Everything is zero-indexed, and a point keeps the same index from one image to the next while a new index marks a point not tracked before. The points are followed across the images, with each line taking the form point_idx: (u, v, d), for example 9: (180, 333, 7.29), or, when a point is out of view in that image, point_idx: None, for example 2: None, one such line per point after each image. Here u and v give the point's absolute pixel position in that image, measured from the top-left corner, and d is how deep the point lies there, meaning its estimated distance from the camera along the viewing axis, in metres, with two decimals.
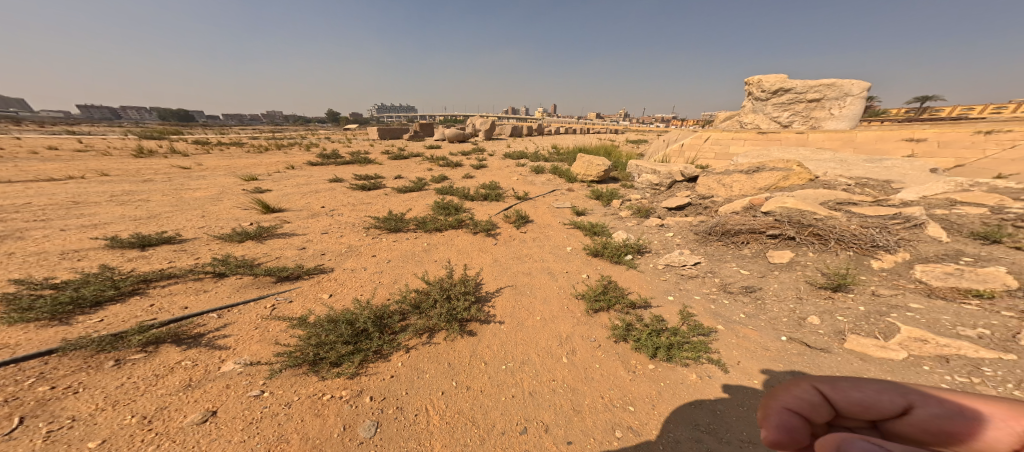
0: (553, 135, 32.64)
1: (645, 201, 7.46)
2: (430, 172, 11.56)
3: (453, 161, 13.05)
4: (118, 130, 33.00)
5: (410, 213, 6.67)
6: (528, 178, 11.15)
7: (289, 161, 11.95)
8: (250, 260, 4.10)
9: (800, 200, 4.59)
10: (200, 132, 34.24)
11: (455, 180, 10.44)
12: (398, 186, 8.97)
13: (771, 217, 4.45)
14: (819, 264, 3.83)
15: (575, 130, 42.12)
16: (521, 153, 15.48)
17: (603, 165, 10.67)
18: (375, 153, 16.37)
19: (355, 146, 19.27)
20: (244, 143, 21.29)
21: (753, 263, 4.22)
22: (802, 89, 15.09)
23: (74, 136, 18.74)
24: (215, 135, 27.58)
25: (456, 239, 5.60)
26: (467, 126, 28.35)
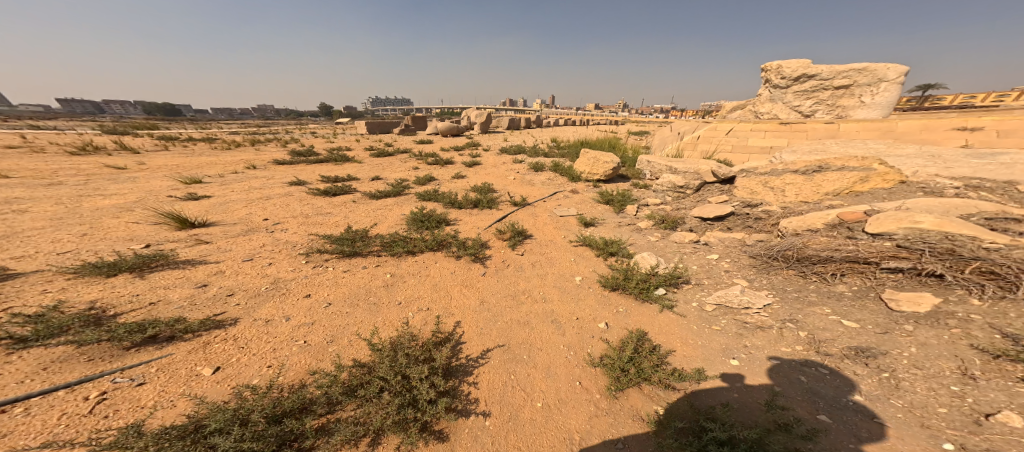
0: (552, 128, 31.21)
1: (668, 208, 6.15)
2: (415, 171, 10.22)
3: (441, 158, 11.66)
4: (93, 125, 31.29)
5: (377, 228, 5.37)
6: (525, 177, 9.82)
7: (253, 159, 10.52)
8: (92, 311, 2.76)
9: (928, 213, 3.29)
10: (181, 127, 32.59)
11: (442, 181, 9.12)
12: (372, 190, 7.63)
13: (891, 242, 3.20)
14: (995, 319, 2.50)
15: (575, 122, 40.66)
16: (518, 148, 14.05)
17: (611, 162, 9.34)
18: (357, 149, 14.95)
19: (338, 141, 17.80)
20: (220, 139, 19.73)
21: (861, 310, 2.93)
22: (828, 75, 13.91)
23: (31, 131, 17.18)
24: (193, 131, 25.86)
25: (432, 271, 4.33)
26: (462, 119, 26.85)
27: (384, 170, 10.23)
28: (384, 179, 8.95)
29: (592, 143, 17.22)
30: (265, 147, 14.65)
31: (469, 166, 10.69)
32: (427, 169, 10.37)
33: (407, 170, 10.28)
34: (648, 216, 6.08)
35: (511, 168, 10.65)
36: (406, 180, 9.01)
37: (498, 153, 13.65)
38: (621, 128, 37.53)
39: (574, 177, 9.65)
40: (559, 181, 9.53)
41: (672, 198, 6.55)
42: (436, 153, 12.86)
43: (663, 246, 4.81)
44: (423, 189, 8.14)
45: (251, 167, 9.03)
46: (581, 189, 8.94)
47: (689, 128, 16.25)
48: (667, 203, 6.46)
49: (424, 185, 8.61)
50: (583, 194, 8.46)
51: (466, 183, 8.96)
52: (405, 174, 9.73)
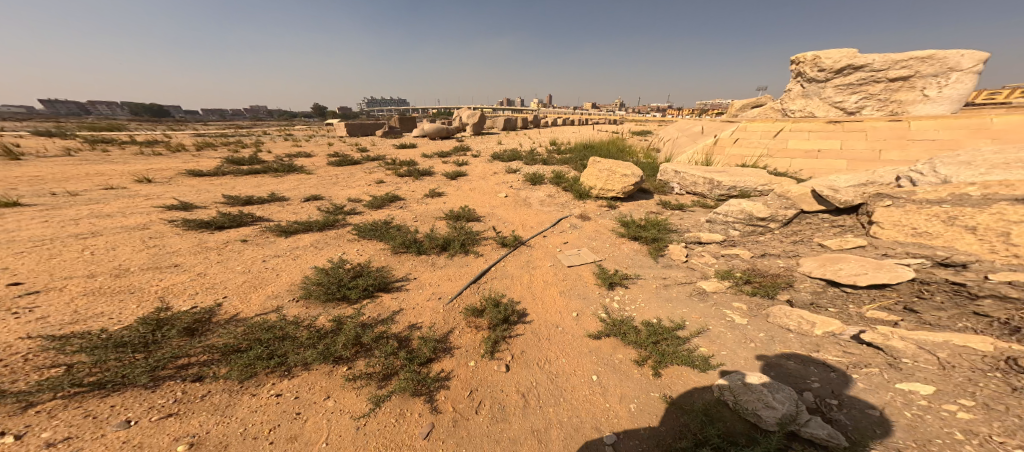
0: (551, 128, 28.90)
1: (748, 262, 3.97)
2: (371, 184, 7.75)
3: (415, 164, 9.24)
4: (56, 125, 28.99)
5: (224, 306, 3.05)
6: (520, 192, 7.48)
7: (161, 169, 8.09)
8: None
9: None
10: (154, 127, 30.45)
11: (404, 200, 6.75)
12: (295, 218, 5.27)
13: None
14: None
15: (574, 122, 38.48)
16: (512, 152, 11.65)
17: (631, 175, 6.93)
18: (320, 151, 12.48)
19: (303, 141, 15.34)
20: (172, 140, 17.39)
21: None
22: (880, 65, 10.97)
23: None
24: (152, 133, 23.18)
25: (306, 415, 2.34)
26: (453, 120, 24.54)
27: (334, 183, 7.83)
28: (326, 198, 6.57)
29: (597, 146, 14.78)
30: (207, 152, 12.17)
31: (446, 176, 8.27)
32: (390, 181, 7.97)
33: (364, 183, 7.88)
34: (709, 272, 4.08)
35: (501, 180, 8.28)
36: (356, 199, 6.63)
37: (488, 159, 11.27)
38: (624, 129, 35.17)
39: (580, 194, 7.26)
40: (563, 199, 7.20)
41: (747, 237, 4.37)
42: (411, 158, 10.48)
43: (750, 362, 2.84)
44: (376, 215, 5.80)
45: (142, 181, 6.65)
46: (594, 212, 6.59)
47: (712, 125, 13.78)
48: (744, 247, 4.26)
49: (380, 207, 6.24)
50: (599, 221, 6.13)
51: (438, 203, 6.61)
52: (359, 189, 7.35)
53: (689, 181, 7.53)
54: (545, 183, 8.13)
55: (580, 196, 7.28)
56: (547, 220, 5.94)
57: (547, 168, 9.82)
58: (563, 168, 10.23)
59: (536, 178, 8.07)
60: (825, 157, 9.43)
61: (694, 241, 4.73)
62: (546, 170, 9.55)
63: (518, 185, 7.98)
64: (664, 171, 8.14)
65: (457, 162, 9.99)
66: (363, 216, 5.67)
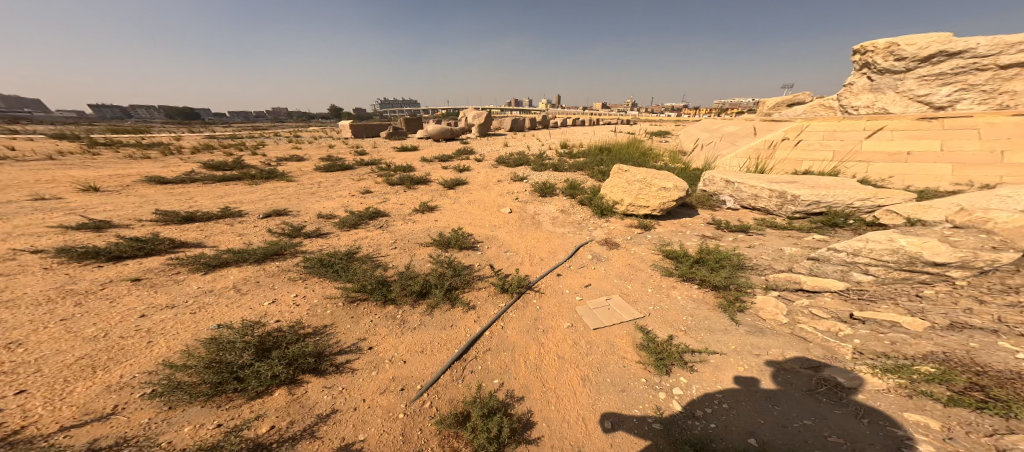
0: (563, 129, 27.28)
1: (941, 348, 2.48)
2: (353, 193, 6.55)
3: (410, 169, 7.98)
4: (79, 127, 29.66)
5: (4, 413, 1.86)
6: (530, 205, 6.10)
7: (122, 174, 7.12)
8: None
9: None
10: (169, 128, 30.75)
11: (387, 216, 5.52)
12: (238, 241, 4.06)
13: None
14: None
15: (589, 123, 36.66)
16: (518, 157, 10.24)
17: (671, 188, 5.35)
18: (312, 151, 11.40)
19: (299, 143, 14.37)
20: (170, 141, 16.78)
21: None
22: (991, 47, 6.89)
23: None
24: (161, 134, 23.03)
25: None
26: (461, 122, 23.34)
27: (313, 191, 6.66)
28: (293, 211, 5.40)
29: (616, 149, 13.09)
30: (194, 154, 11.34)
31: (439, 184, 6.99)
32: (377, 189, 6.74)
33: (346, 191, 6.68)
34: (868, 362, 2.53)
35: (507, 189, 6.93)
36: (331, 213, 5.40)
37: (491, 164, 9.92)
38: (644, 129, 33.01)
39: (601, 211, 5.77)
40: (583, 216, 5.78)
41: (911, 291, 3.04)
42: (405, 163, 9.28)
43: None
44: (344, 237, 4.57)
45: (86, 189, 5.67)
46: (625, 236, 5.15)
47: (756, 122, 11.70)
48: (908, 307, 2.90)
49: (355, 226, 5.01)
50: (635, 251, 4.72)
51: (426, 222, 5.36)
52: (338, 199, 6.16)
53: (747, 193, 5.72)
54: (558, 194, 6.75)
55: (608, 213, 5.76)
56: (560, 249, 4.64)
57: (563, 176, 8.39)
58: (579, 175, 8.77)
59: (547, 187, 6.65)
60: (917, 162, 6.95)
61: (803, 291, 3.40)
62: (559, 177, 8.14)
63: (527, 195, 6.61)
64: (707, 179, 6.43)
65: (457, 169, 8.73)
66: (328, 239, 4.43)
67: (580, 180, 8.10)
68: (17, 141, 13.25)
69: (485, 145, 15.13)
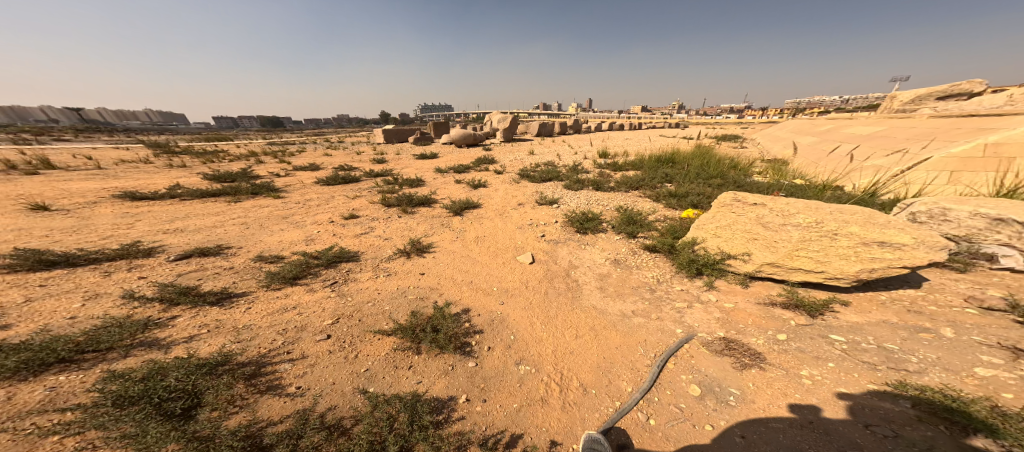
0: (602, 135, 24.80)
1: None
2: (331, 219, 5.02)
3: (415, 187, 6.48)
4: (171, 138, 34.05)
5: None
6: (567, 258, 4.15)
7: (103, 188, 6.28)
8: None
9: None
10: (236, 137, 33.91)
11: (351, 262, 3.75)
12: (65, 311, 2.38)
13: None
14: None
15: (634, 127, 33.51)
16: (547, 174, 8.28)
17: (892, 245, 2.70)
18: (325, 162, 10.50)
19: (321, 153, 13.89)
20: (208, 150, 17.37)
21: None
22: None
23: (45, 145, 16.66)
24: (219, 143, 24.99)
25: None
26: (490, 125, 22.14)
27: (288, 213, 5.23)
28: (234, 246, 3.84)
29: (681, 158, 10.28)
30: (214, 162, 10.93)
31: (444, 215, 5.32)
32: (365, 217, 5.17)
33: (323, 215, 5.16)
34: None
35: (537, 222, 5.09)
36: (284, 253, 3.80)
37: (515, 182, 7.98)
38: (698, 133, 29.06)
39: (694, 267, 3.58)
40: (666, 282, 3.65)
41: None
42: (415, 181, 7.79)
43: None
44: (257, 308, 2.82)
45: (29, 208, 4.65)
46: (763, 329, 2.76)
47: (927, 120, 7.64)
48: None
49: (295, 280, 3.30)
50: (822, 377, 2.27)
51: (405, 277, 3.64)
52: (308, 229, 4.62)
53: None
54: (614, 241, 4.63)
55: (711, 272, 3.50)
56: (625, 373, 2.60)
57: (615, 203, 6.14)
58: (635, 198, 6.38)
59: (589, 225, 4.93)
60: None
61: None
62: (607, 207, 5.95)
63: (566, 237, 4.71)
64: (915, 213, 3.67)
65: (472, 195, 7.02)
66: (221, 311, 2.67)
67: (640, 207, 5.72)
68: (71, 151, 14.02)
69: (512, 152, 13.27)
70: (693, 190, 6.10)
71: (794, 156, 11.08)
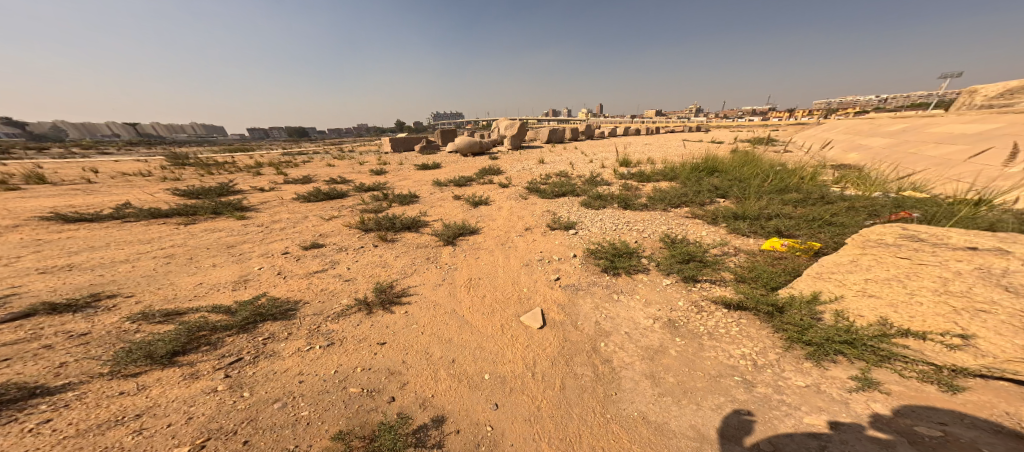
0: (614, 140, 23.49)
1: None
2: (289, 255, 4.14)
3: (408, 218, 5.68)
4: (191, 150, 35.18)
5: None
6: (591, 319, 3.34)
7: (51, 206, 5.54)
8: None
9: None
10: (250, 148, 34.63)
11: (266, 325, 2.96)
12: None
13: None
14: None
15: (650, 132, 31.89)
16: (562, 189, 7.18)
17: None
18: (317, 179, 9.81)
19: (319, 168, 13.33)
20: (208, 161, 17.16)
21: None
22: None
23: (54, 160, 16.86)
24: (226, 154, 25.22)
25: None
26: (497, 132, 21.31)
27: (241, 242, 4.35)
28: (122, 295, 2.97)
29: (722, 164, 8.68)
30: (204, 176, 10.37)
31: (431, 258, 4.54)
32: (326, 256, 4.25)
33: (280, 249, 4.25)
34: None
35: (549, 261, 4.34)
36: (198, 308, 2.94)
37: (522, 200, 6.82)
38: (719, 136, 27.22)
39: (831, 346, 2.33)
40: (772, 372, 2.35)
41: None
42: (407, 201, 6.81)
43: None
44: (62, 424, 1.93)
45: None
46: None
47: None
48: None
49: (170, 359, 2.45)
50: None
51: (353, 353, 2.89)
52: (248, 264, 3.78)
53: None
54: (664, 291, 3.46)
55: (860, 356, 2.24)
56: None
57: (652, 228, 4.82)
58: (677, 219, 5.00)
59: (621, 262, 3.96)
60: None
61: None
62: (642, 235, 4.65)
63: (589, 282, 3.87)
64: None
65: (471, 218, 5.94)
66: None
67: (686, 234, 4.35)
68: (78, 165, 14.06)
69: (520, 161, 12.11)
70: (762, 207, 4.59)
71: (866, 159, 9.23)
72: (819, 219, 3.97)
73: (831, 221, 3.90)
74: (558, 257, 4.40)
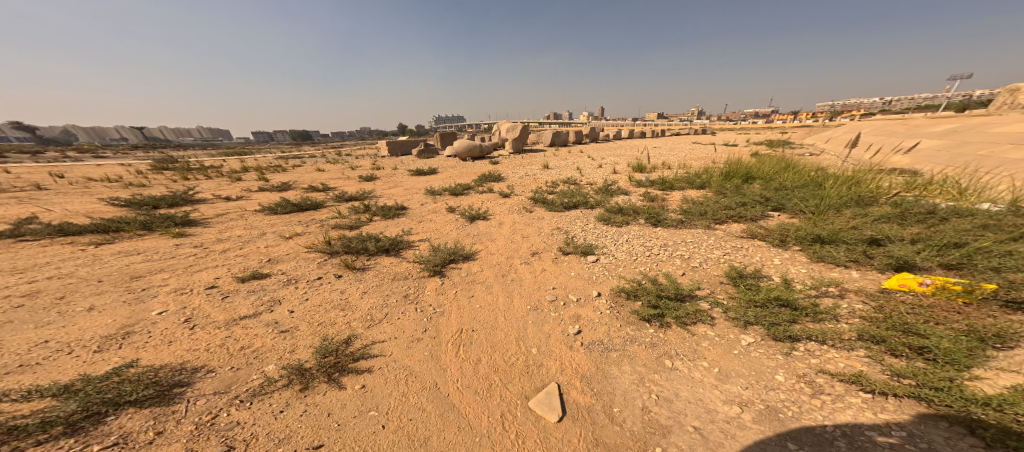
0: (617, 143, 22.44)
1: None
2: (213, 291, 3.10)
3: (393, 238, 4.68)
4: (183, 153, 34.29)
5: None
6: (637, 401, 2.37)
7: None
8: None
9: None
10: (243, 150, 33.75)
11: (118, 419, 1.91)
12: None
13: None
14: None
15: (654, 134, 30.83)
16: (574, 200, 6.12)
17: None
18: (294, 185, 8.77)
19: (301, 173, 12.27)
20: (185, 164, 16.09)
21: None
22: None
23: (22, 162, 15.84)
24: (212, 156, 24.16)
25: None
26: (495, 135, 20.26)
27: (157, 269, 3.32)
28: None
29: (755, 167, 7.57)
30: (168, 182, 9.30)
31: (411, 297, 3.55)
32: (269, 292, 3.22)
33: (208, 281, 3.23)
34: None
35: (564, 305, 3.37)
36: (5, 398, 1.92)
37: (527, 212, 5.76)
38: (727, 138, 26.06)
39: None
40: None
41: None
42: (391, 214, 5.78)
43: None
44: None
45: None
46: None
47: None
48: None
49: None
50: None
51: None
52: (143, 307, 2.75)
53: None
54: (752, 358, 2.53)
55: None
56: None
57: (698, 256, 3.77)
58: (730, 242, 3.96)
59: (669, 310, 3.08)
60: None
61: None
62: (688, 265, 3.63)
63: (621, 341, 2.92)
64: None
65: (467, 237, 4.91)
66: None
67: (755, 266, 3.35)
68: (38, 168, 12.95)
69: (520, 166, 11.10)
70: (848, 227, 3.50)
71: (915, 164, 8.11)
72: (947, 252, 2.89)
73: (967, 254, 2.82)
74: (579, 299, 3.41)
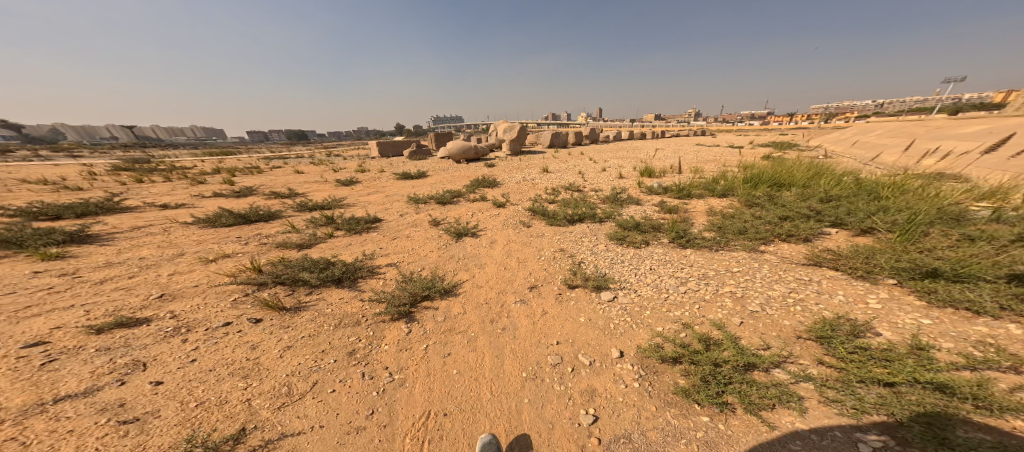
0: (620, 144, 21.55)
1: None
2: (36, 353, 2.26)
3: (354, 264, 3.69)
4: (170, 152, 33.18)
5: None
6: None
7: None
8: None
9: None
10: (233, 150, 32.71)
11: None
12: None
13: None
14: None
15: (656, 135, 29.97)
16: (579, 211, 5.16)
17: None
18: (260, 190, 7.77)
19: (279, 175, 11.28)
20: (163, 164, 15.16)
21: None
22: None
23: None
24: (196, 156, 23.11)
25: None
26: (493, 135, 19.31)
27: None
28: None
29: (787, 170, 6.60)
30: (121, 184, 8.30)
31: (362, 357, 2.59)
32: (133, 350, 2.39)
33: (37, 335, 2.40)
34: None
35: (573, 372, 2.48)
36: None
37: (524, 227, 4.80)
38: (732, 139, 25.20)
39: None
40: None
41: None
42: (359, 227, 4.78)
43: None
44: None
45: None
46: None
47: None
48: None
49: None
50: None
51: None
52: None
53: None
54: None
55: None
56: None
57: (755, 294, 2.81)
58: (795, 272, 3.00)
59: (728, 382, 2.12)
60: None
61: None
62: (747, 309, 2.67)
63: (659, 438, 1.96)
64: None
65: (449, 261, 3.92)
66: None
67: (849, 315, 2.37)
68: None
69: (518, 169, 10.12)
70: (962, 260, 2.57)
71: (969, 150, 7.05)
72: None
73: None
74: (594, 364, 2.52)
